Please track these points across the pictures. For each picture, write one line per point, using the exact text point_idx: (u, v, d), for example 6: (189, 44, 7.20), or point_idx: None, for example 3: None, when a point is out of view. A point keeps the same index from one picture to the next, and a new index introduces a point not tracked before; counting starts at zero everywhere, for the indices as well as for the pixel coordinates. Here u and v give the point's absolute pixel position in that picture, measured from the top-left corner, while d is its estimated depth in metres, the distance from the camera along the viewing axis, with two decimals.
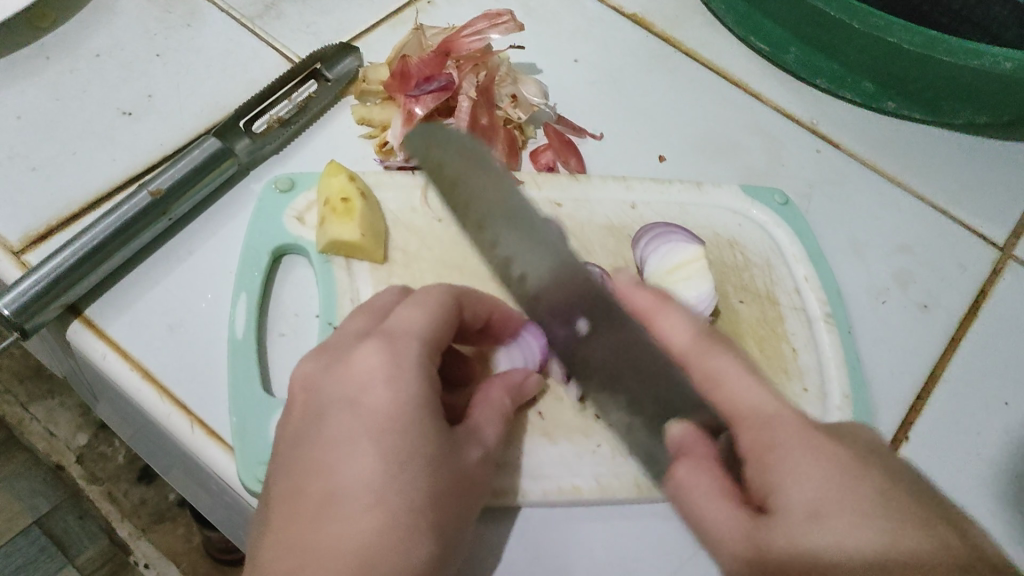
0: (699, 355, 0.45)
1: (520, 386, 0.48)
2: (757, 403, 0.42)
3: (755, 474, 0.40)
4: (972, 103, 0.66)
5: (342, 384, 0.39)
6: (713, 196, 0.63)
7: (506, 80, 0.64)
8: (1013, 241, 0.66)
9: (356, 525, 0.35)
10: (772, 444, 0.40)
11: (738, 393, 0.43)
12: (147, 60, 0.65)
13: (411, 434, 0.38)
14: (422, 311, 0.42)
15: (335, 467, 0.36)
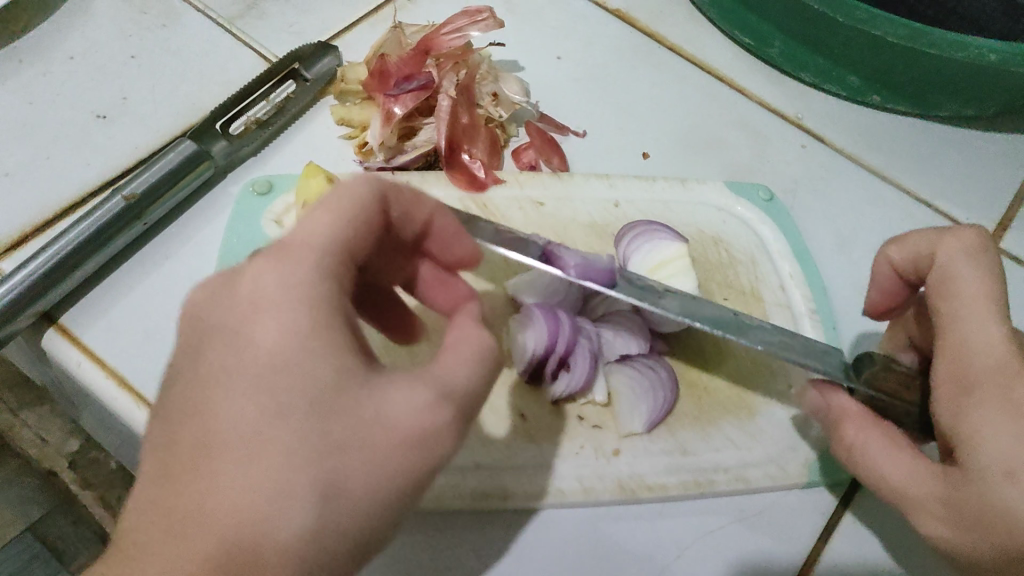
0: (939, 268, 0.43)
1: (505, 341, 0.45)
2: (971, 331, 0.39)
3: (955, 411, 0.38)
4: (957, 95, 0.66)
5: (282, 285, 0.33)
6: (698, 193, 0.62)
7: (487, 78, 0.63)
8: (1000, 234, 0.65)
9: (239, 420, 0.30)
10: (968, 369, 0.39)
11: (973, 332, 0.39)
12: (122, 62, 0.64)
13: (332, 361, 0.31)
14: (328, 217, 0.34)
15: (232, 350, 0.32)
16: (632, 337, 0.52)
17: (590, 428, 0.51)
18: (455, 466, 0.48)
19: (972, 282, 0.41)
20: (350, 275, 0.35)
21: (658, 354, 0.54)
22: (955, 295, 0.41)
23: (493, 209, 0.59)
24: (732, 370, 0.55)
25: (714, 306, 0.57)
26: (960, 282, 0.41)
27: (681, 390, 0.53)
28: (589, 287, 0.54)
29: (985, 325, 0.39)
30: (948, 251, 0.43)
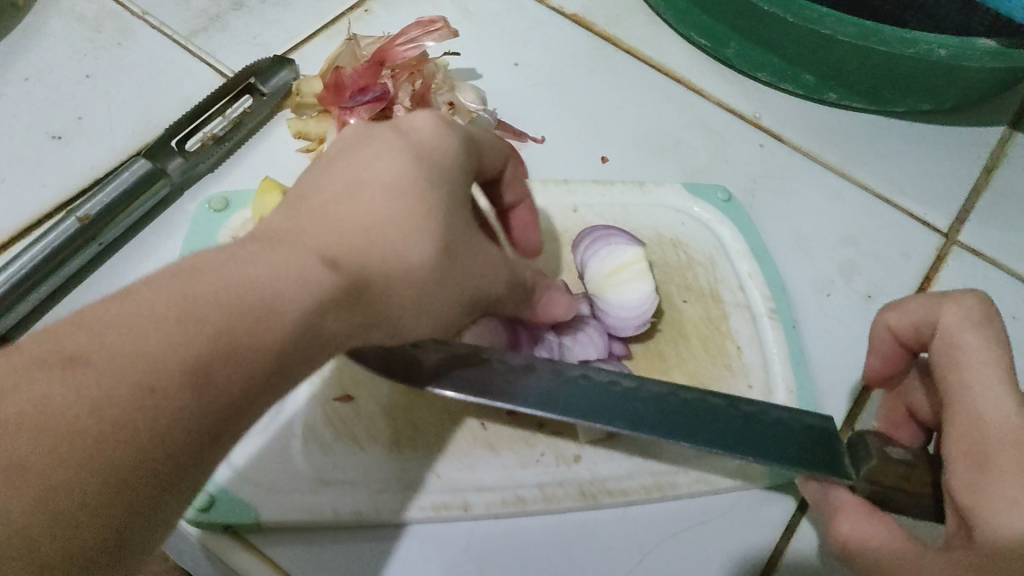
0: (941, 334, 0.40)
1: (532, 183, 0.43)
2: (978, 397, 0.37)
3: (971, 489, 0.35)
4: (910, 91, 0.66)
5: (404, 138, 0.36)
6: (655, 195, 0.62)
7: (442, 87, 0.63)
8: (957, 227, 0.66)
9: (375, 212, 0.33)
10: (986, 446, 0.35)
11: (987, 403, 0.36)
12: (76, 81, 0.64)
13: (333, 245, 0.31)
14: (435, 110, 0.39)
15: (363, 164, 0.34)
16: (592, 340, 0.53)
17: (551, 434, 0.51)
18: (416, 478, 0.48)
19: (978, 354, 0.38)
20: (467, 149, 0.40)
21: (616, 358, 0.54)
22: (959, 367, 0.38)
23: None
24: (692, 373, 0.55)
25: (672, 309, 0.58)
26: (961, 352, 0.38)
27: None
28: None
29: (999, 401, 0.36)
30: (949, 320, 0.40)
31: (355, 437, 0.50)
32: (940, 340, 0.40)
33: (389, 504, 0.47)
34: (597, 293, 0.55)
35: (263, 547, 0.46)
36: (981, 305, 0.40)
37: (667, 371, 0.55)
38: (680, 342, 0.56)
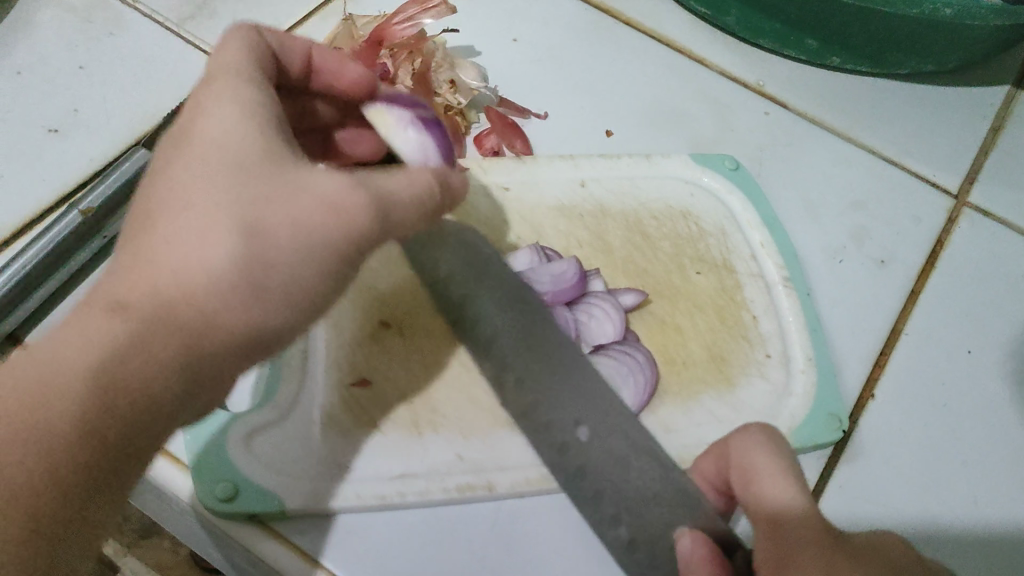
0: (737, 458, 0.38)
1: (450, 178, 0.42)
2: (777, 504, 0.35)
3: None
4: (914, 52, 0.66)
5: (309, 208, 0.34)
6: (664, 167, 0.62)
7: (443, 65, 0.62)
8: (966, 188, 0.65)
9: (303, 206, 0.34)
10: (792, 547, 0.33)
11: (778, 506, 0.35)
12: (70, 73, 0.62)
13: (233, 150, 0.34)
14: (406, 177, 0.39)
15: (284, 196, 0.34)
16: (607, 316, 0.53)
17: None
18: (439, 463, 0.48)
19: (772, 479, 0.36)
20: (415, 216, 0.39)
21: (631, 339, 0.54)
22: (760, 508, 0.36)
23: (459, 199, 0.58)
24: (709, 344, 0.55)
25: (687, 281, 0.57)
26: (760, 483, 0.36)
27: (659, 367, 0.53)
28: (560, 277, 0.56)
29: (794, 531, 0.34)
30: (742, 450, 0.38)
31: (375, 423, 0.49)
32: (738, 475, 0.38)
33: (412, 487, 0.47)
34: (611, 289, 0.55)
35: (288, 536, 0.45)
36: (768, 436, 0.38)
37: (684, 343, 0.54)
38: (695, 314, 0.56)
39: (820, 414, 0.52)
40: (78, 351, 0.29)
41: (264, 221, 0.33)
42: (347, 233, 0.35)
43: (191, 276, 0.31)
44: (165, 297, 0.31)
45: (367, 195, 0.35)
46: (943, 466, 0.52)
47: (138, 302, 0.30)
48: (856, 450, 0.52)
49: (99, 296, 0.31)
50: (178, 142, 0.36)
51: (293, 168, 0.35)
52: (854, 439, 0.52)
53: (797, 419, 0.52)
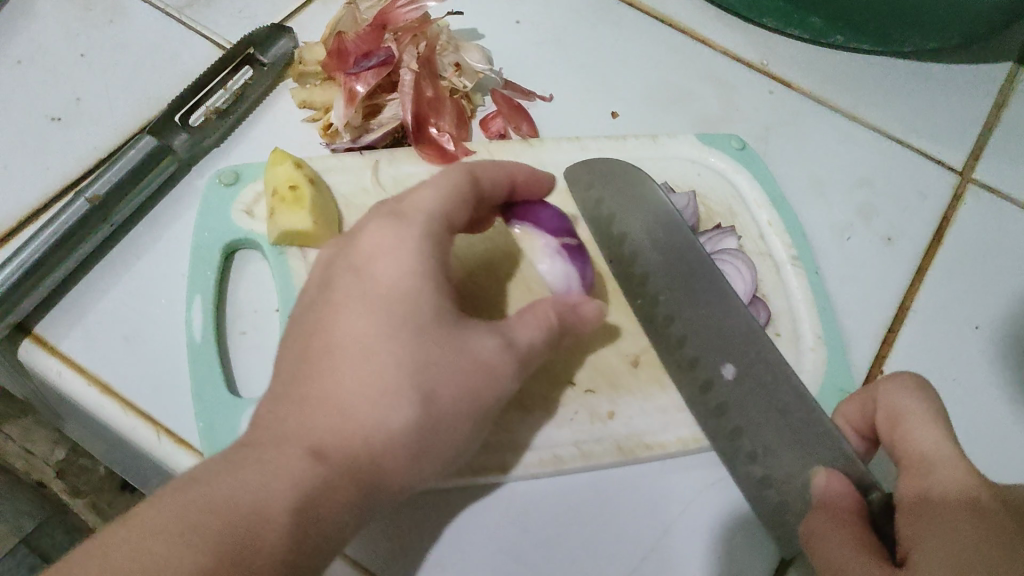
0: (884, 404, 0.40)
1: (577, 309, 0.44)
2: (920, 447, 0.36)
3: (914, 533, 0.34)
4: (919, 29, 0.66)
5: (469, 360, 0.39)
6: (670, 148, 0.62)
7: (447, 49, 0.62)
8: (971, 164, 0.65)
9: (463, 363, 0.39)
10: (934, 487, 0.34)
11: (923, 447, 0.36)
12: (71, 61, 0.62)
13: (409, 305, 0.39)
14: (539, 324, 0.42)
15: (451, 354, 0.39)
16: (741, 274, 0.54)
17: (583, 393, 0.50)
18: None
19: (920, 425, 0.37)
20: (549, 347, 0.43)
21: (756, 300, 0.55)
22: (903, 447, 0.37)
23: None
24: None
25: None
26: (903, 425, 0.38)
27: None
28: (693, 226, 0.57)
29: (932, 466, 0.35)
30: (886, 395, 0.40)
31: None
32: (884, 420, 0.40)
33: None
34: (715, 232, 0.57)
35: None
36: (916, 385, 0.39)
37: None
38: None
39: (831, 392, 0.52)
40: (281, 491, 0.34)
41: (436, 384, 0.38)
42: (496, 388, 0.40)
43: (372, 435, 0.36)
44: (354, 450, 0.36)
45: (515, 360, 0.40)
46: None
47: (335, 452, 0.36)
48: None
49: (293, 441, 0.36)
50: (359, 274, 0.41)
51: (456, 330, 0.39)
52: None
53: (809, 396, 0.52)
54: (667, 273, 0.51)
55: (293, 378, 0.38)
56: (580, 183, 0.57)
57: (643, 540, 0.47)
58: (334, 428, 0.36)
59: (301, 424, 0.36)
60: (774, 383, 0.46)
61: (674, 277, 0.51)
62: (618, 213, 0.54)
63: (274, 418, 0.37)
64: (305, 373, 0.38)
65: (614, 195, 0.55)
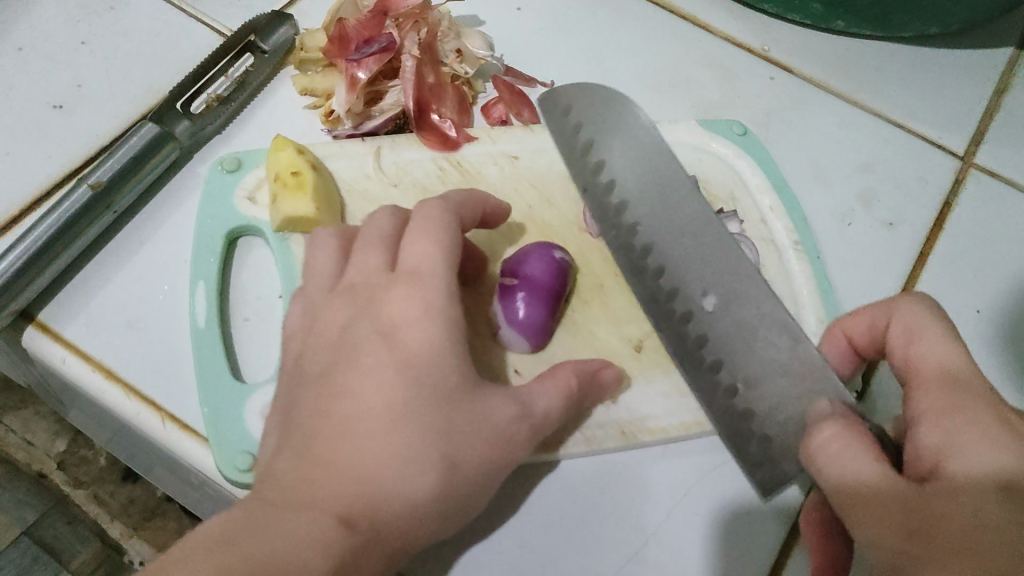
0: (896, 319, 0.40)
1: (600, 377, 0.47)
2: (940, 359, 0.38)
3: (942, 437, 0.35)
4: (920, 14, 0.66)
5: (493, 432, 0.39)
6: (672, 134, 0.62)
7: (449, 34, 0.62)
8: (972, 149, 0.65)
9: (480, 430, 0.39)
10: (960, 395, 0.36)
11: (941, 358, 0.38)
12: (71, 49, 0.62)
13: (436, 374, 0.39)
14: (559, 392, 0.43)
15: (477, 418, 0.39)
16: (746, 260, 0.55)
17: None
18: None
19: (935, 339, 0.38)
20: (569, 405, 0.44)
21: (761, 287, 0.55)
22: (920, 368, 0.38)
23: (469, 167, 0.58)
24: None
25: None
26: (918, 343, 0.39)
27: None
28: None
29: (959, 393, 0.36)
30: (902, 314, 0.40)
31: None
32: (897, 339, 0.40)
33: None
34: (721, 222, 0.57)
35: None
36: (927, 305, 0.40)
37: None
38: None
39: None
40: (311, 555, 0.33)
41: (462, 445, 0.38)
42: (510, 458, 0.40)
43: (396, 504, 0.36)
44: (376, 518, 0.36)
45: (525, 430, 0.41)
46: None
47: (361, 519, 0.35)
48: None
49: (321, 504, 0.35)
50: (387, 338, 0.40)
51: (481, 399, 0.39)
52: None
53: None
54: (643, 198, 0.51)
55: (313, 437, 0.37)
56: (548, 105, 0.56)
57: (645, 524, 0.47)
58: (359, 496, 0.35)
59: (324, 485, 0.35)
60: (756, 313, 0.45)
61: (648, 201, 0.51)
62: (595, 136, 0.54)
63: (296, 473, 0.36)
64: (326, 436, 0.37)
65: (588, 115, 0.54)
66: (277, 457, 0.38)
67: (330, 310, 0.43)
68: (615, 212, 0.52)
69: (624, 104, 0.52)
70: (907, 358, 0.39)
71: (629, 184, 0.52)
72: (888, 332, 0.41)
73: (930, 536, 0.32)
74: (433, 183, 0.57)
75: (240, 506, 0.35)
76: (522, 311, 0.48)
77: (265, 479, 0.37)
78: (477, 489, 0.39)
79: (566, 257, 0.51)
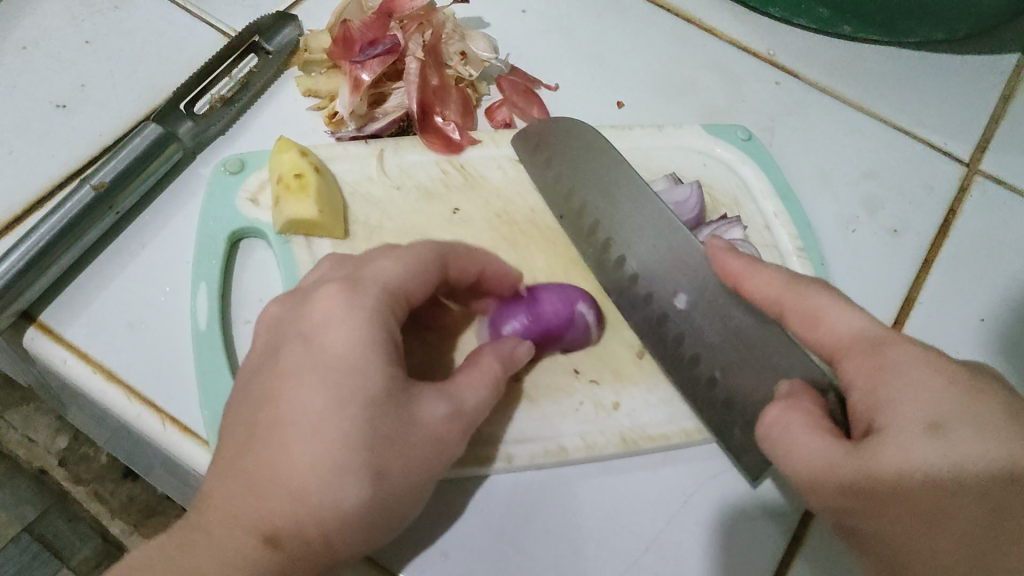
0: (794, 303, 0.42)
1: (512, 357, 0.43)
2: (848, 331, 0.39)
3: (868, 394, 0.37)
4: (927, 20, 0.65)
5: (417, 429, 0.37)
6: (675, 138, 0.61)
7: (453, 37, 0.62)
8: (978, 156, 0.65)
9: (412, 426, 0.37)
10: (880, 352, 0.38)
11: (853, 326, 0.39)
12: (76, 48, 0.62)
13: (358, 374, 0.36)
14: (482, 382, 0.41)
15: (406, 414, 0.37)
16: None
17: (587, 382, 0.50)
18: None
19: (840, 313, 0.40)
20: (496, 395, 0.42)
21: None
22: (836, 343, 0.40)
23: (472, 170, 0.58)
24: None
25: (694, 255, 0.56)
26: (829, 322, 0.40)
27: None
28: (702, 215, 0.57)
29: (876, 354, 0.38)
30: (806, 295, 0.41)
31: None
32: (798, 322, 0.42)
33: None
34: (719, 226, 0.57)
35: None
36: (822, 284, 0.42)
37: None
38: None
39: None
40: None
41: (387, 443, 0.36)
42: (440, 454, 0.38)
43: (325, 517, 0.35)
44: (305, 534, 0.34)
45: (455, 422, 0.39)
46: None
47: (289, 538, 0.34)
48: None
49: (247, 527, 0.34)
50: (308, 342, 0.38)
51: (405, 393, 0.37)
52: None
53: None
54: (619, 224, 0.52)
55: (238, 452, 0.36)
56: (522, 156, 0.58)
57: (646, 531, 0.47)
58: (287, 513, 0.34)
59: (246, 506, 0.34)
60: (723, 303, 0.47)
61: (620, 225, 0.52)
62: (570, 178, 0.55)
63: (224, 496, 0.35)
64: (249, 452, 0.36)
65: (557, 151, 0.56)
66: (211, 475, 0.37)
67: (265, 317, 0.42)
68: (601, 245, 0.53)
69: (607, 148, 0.53)
70: (818, 337, 0.41)
71: (604, 216, 0.53)
72: (782, 314, 0.42)
73: (897, 506, 0.34)
74: (436, 187, 0.57)
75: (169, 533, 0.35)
76: (509, 327, 0.48)
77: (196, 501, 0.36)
78: (410, 488, 0.37)
79: (587, 315, 0.49)
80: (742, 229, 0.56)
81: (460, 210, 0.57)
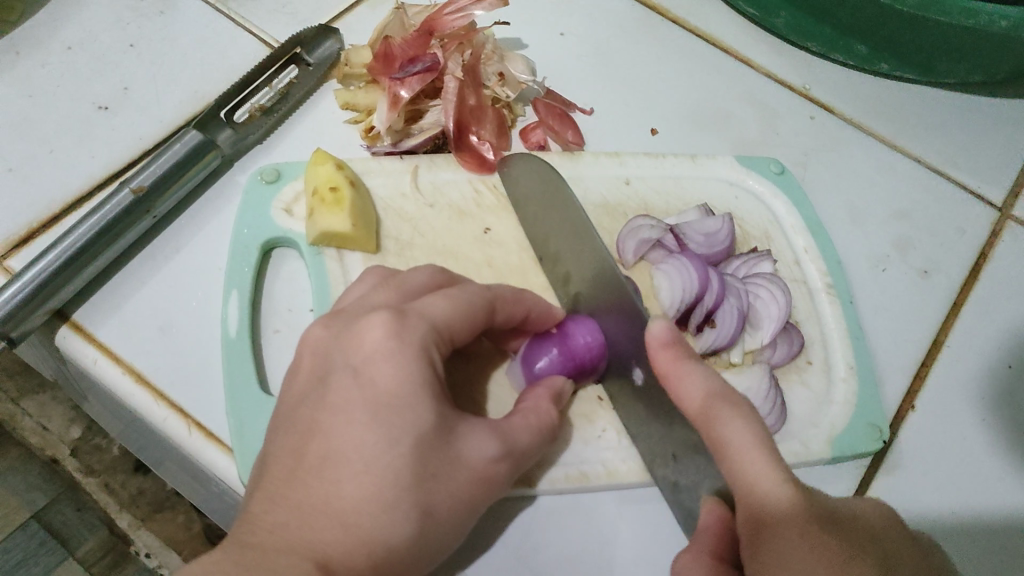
0: (706, 425, 0.39)
1: (559, 394, 0.45)
2: (736, 438, 0.37)
3: (748, 505, 0.37)
4: (968, 63, 0.65)
5: (468, 473, 0.38)
6: (709, 168, 0.62)
7: (492, 58, 0.62)
8: (1010, 202, 0.65)
9: (463, 466, 0.38)
10: (734, 459, 0.37)
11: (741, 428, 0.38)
12: (120, 51, 0.63)
13: (412, 411, 0.37)
14: (534, 429, 0.42)
15: (458, 454, 0.38)
16: (776, 298, 0.54)
17: (611, 410, 0.51)
18: None
19: (735, 425, 0.38)
20: (545, 440, 0.43)
21: (789, 324, 0.55)
22: (728, 448, 0.38)
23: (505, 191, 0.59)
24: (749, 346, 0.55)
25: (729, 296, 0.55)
26: (737, 456, 0.37)
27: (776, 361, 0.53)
28: (734, 248, 0.57)
29: (764, 463, 0.37)
30: (723, 423, 0.38)
31: None
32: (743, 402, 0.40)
33: None
34: (755, 257, 0.57)
35: None
36: (739, 406, 0.39)
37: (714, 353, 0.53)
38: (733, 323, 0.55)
39: (860, 424, 0.52)
40: None
41: (440, 483, 0.37)
42: (484, 495, 0.39)
43: (376, 549, 0.35)
44: (356, 564, 0.34)
45: (501, 467, 0.40)
46: (984, 478, 0.52)
47: (341, 566, 0.34)
48: (895, 460, 0.52)
49: (300, 550, 0.33)
50: (358, 374, 0.38)
51: (458, 433, 0.38)
52: (893, 450, 0.52)
53: (838, 427, 0.52)
54: (576, 262, 0.52)
55: (287, 479, 0.36)
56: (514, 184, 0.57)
57: (664, 562, 0.47)
58: (337, 542, 0.34)
59: (297, 534, 0.34)
60: None
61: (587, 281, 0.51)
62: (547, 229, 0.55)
63: (274, 520, 0.34)
64: (299, 480, 0.35)
65: (532, 189, 0.55)
66: (250, 501, 0.36)
67: (306, 340, 0.41)
68: (564, 278, 0.54)
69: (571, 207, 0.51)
70: (723, 464, 0.38)
71: (565, 255, 0.53)
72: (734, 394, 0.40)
73: None
74: (469, 206, 0.58)
75: (217, 548, 0.33)
76: (541, 363, 0.48)
77: (238, 523, 0.35)
78: (452, 528, 0.38)
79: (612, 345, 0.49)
80: (771, 264, 0.57)
81: (491, 231, 0.57)
